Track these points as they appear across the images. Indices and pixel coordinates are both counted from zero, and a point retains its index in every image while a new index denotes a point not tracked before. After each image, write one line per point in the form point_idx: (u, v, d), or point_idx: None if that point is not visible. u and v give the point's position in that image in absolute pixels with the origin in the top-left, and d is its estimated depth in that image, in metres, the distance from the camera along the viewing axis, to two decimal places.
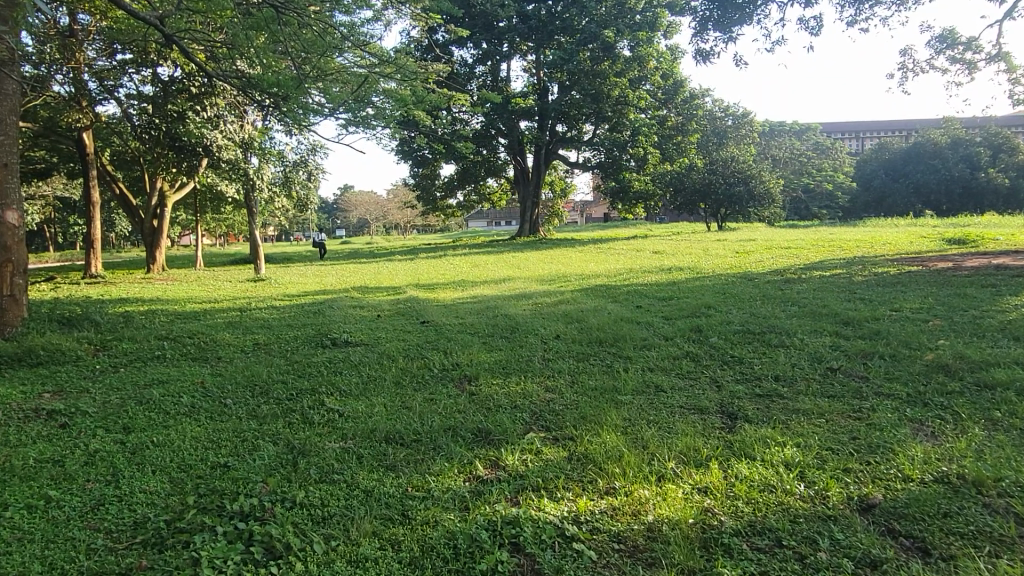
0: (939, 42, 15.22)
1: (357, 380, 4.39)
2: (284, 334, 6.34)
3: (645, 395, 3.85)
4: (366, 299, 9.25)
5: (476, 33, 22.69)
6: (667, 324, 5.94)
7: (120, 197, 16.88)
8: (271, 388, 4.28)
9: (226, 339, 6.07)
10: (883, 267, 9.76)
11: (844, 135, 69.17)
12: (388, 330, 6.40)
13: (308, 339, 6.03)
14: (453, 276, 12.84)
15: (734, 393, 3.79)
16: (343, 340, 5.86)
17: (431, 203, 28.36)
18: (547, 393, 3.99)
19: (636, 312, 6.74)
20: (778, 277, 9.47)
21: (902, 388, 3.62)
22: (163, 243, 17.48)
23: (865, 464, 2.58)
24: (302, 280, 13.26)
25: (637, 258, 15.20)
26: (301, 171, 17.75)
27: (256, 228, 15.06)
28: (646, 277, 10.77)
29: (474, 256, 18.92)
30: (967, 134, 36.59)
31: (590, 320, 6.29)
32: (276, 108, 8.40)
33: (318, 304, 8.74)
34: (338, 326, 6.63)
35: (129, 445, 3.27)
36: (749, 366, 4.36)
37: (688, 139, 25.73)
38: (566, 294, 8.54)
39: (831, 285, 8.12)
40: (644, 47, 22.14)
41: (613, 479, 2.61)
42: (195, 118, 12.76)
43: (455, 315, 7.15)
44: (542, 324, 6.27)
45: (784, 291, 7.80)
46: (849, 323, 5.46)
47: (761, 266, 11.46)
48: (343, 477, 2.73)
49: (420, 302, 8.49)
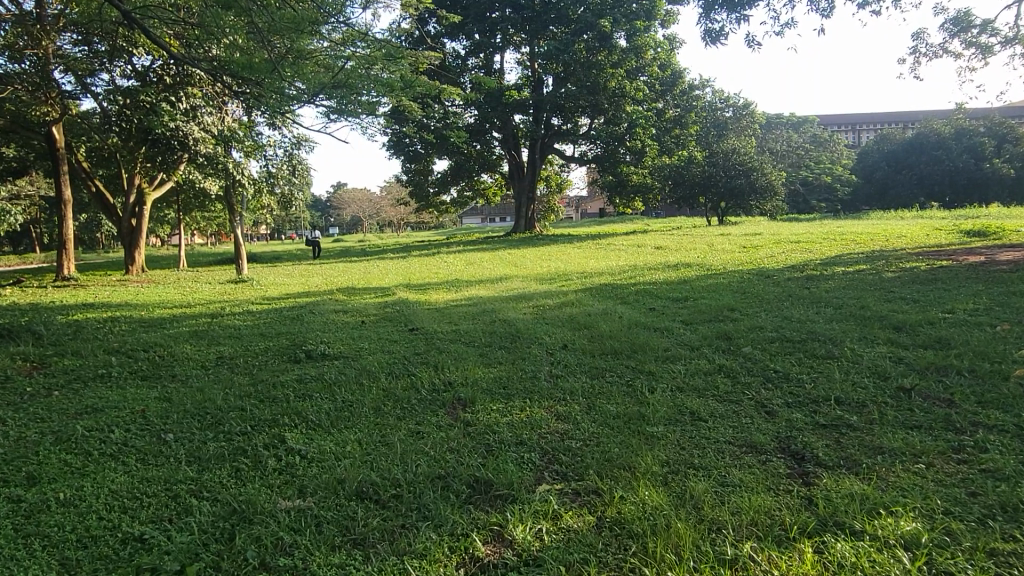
0: (953, 25, 14.51)
1: (329, 407, 3.64)
2: (255, 345, 5.59)
3: (679, 426, 3.12)
4: (351, 302, 8.51)
5: (468, 23, 21.92)
6: (689, 331, 5.21)
7: (96, 195, 16.08)
8: (225, 419, 3.52)
9: (187, 353, 5.31)
10: (911, 262, 9.03)
11: (840, 127, 68.56)
12: (371, 339, 5.65)
13: (280, 352, 5.28)
14: (447, 275, 12.13)
15: (793, 423, 3.05)
16: (319, 354, 5.11)
17: (423, 199, 27.59)
18: (559, 424, 3.25)
19: (650, 316, 5.99)
20: (799, 273, 8.77)
21: (1006, 417, 2.88)
22: (142, 243, 16.76)
23: (1015, 544, 1.85)
24: (287, 281, 12.51)
25: (641, 255, 14.48)
26: (285, 167, 16.97)
27: (237, 225, 14.27)
28: (652, 275, 10.06)
29: (467, 254, 18.14)
30: (971, 124, 35.97)
31: (601, 326, 5.57)
32: (251, 96, 7.67)
33: (298, 308, 8.01)
34: (315, 335, 5.88)
35: (23, 507, 2.52)
36: (800, 385, 3.62)
37: (687, 131, 25.05)
38: (569, 296, 7.80)
39: (862, 282, 7.41)
40: (641, 36, 21.44)
41: (665, 566, 1.88)
42: (170, 110, 11.99)
43: (447, 321, 6.40)
44: (546, 332, 5.53)
45: (811, 290, 7.06)
46: (901, 328, 4.74)
47: (775, 262, 10.73)
48: (291, 565, 2.00)
49: (409, 305, 7.75)
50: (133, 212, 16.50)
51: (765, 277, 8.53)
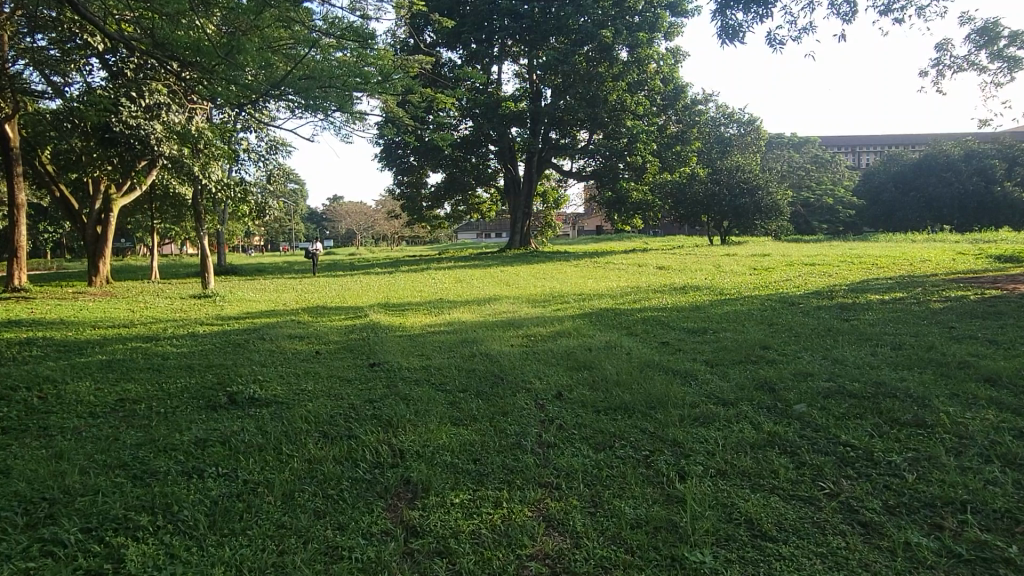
0: (979, 34, 13.33)
1: (221, 497, 2.51)
2: (170, 384, 4.43)
3: (739, 551, 2.03)
4: (315, 324, 7.40)
5: (464, 32, 20.86)
6: (717, 378, 4.12)
7: (61, 200, 14.92)
8: (59, 514, 2.40)
9: (79, 394, 4.15)
10: (955, 290, 8.05)
11: (841, 148, 67.75)
12: (319, 377, 4.54)
13: (199, 394, 4.16)
14: (432, 294, 11.06)
15: (917, 554, 1.97)
16: (245, 399, 4.00)
17: (416, 214, 26.56)
18: (551, 538, 2.17)
19: (665, 354, 4.88)
20: (827, 301, 7.69)
21: None
22: (108, 253, 15.60)
23: None
24: (257, 298, 11.42)
25: (642, 275, 13.42)
26: (264, 173, 15.88)
27: (205, 234, 13.15)
28: (658, 299, 8.96)
29: (459, 271, 17.08)
30: (981, 146, 35.19)
31: (604, 367, 4.47)
32: (207, 89, 6.65)
33: (250, 331, 6.89)
34: (250, 370, 4.76)
35: None
36: (898, 476, 2.53)
37: (688, 147, 23.97)
38: (565, 323, 6.70)
39: (909, 313, 6.36)
40: (644, 49, 20.44)
41: None
42: (129, 107, 10.91)
43: (417, 354, 5.28)
44: (534, 373, 4.43)
45: (853, 323, 5.96)
46: (996, 382, 3.66)
47: (794, 287, 9.68)
48: None
49: (377, 330, 6.64)
50: (100, 219, 15.35)
51: (789, 305, 7.47)
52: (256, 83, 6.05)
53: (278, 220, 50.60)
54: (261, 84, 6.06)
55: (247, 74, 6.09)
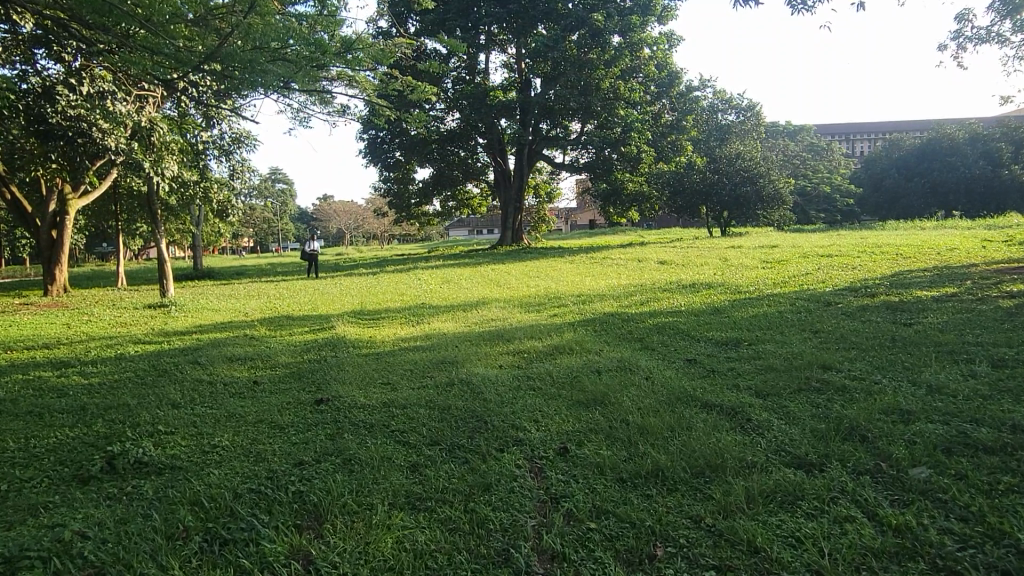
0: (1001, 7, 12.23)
1: None
2: (41, 440, 3.27)
3: None
4: (265, 341, 6.24)
5: (448, 19, 19.71)
6: (779, 417, 3.01)
7: (11, 203, 13.71)
8: None
9: None
10: (1011, 283, 6.96)
11: (837, 137, 66.87)
12: (240, 425, 3.40)
13: (72, 459, 3.01)
14: (414, 297, 9.99)
15: None
16: (131, 465, 2.87)
17: (403, 210, 25.43)
18: None
19: (697, 380, 3.75)
20: (868, 299, 6.57)
21: None
22: (65, 259, 14.39)
23: None
24: (219, 306, 10.27)
25: (644, 272, 12.36)
26: (230, 168, 14.71)
27: (162, 237, 11.98)
28: (669, 300, 7.87)
29: (447, 271, 15.98)
30: (985, 130, 34.25)
31: (620, 401, 3.37)
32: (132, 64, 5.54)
33: (185, 353, 5.70)
34: (157, 415, 3.62)
35: None
36: None
37: (684, 136, 22.70)
38: (563, 335, 5.56)
39: (979, 313, 5.25)
40: (637, 34, 19.40)
41: None
42: (68, 96, 9.72)
43: (380, 384, 4.14)
44: (528, 412, 3.33)
45: (917, 329, 4.85)
46: None
47: (819, 282, 8.57)
48: None
49: (338, 349, 5.49)
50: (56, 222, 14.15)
51: (825, 306, 6.36)
52: (187, 54, 4.98)
53: (266, 220, 49.29)
54: (192, 57, 4.98)
55: (178, 44, 5.01)
